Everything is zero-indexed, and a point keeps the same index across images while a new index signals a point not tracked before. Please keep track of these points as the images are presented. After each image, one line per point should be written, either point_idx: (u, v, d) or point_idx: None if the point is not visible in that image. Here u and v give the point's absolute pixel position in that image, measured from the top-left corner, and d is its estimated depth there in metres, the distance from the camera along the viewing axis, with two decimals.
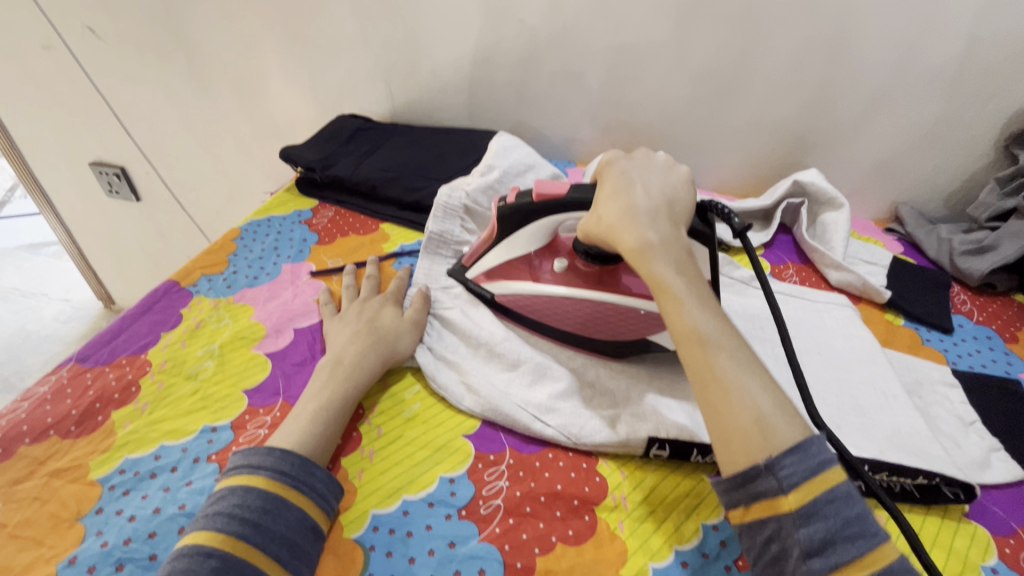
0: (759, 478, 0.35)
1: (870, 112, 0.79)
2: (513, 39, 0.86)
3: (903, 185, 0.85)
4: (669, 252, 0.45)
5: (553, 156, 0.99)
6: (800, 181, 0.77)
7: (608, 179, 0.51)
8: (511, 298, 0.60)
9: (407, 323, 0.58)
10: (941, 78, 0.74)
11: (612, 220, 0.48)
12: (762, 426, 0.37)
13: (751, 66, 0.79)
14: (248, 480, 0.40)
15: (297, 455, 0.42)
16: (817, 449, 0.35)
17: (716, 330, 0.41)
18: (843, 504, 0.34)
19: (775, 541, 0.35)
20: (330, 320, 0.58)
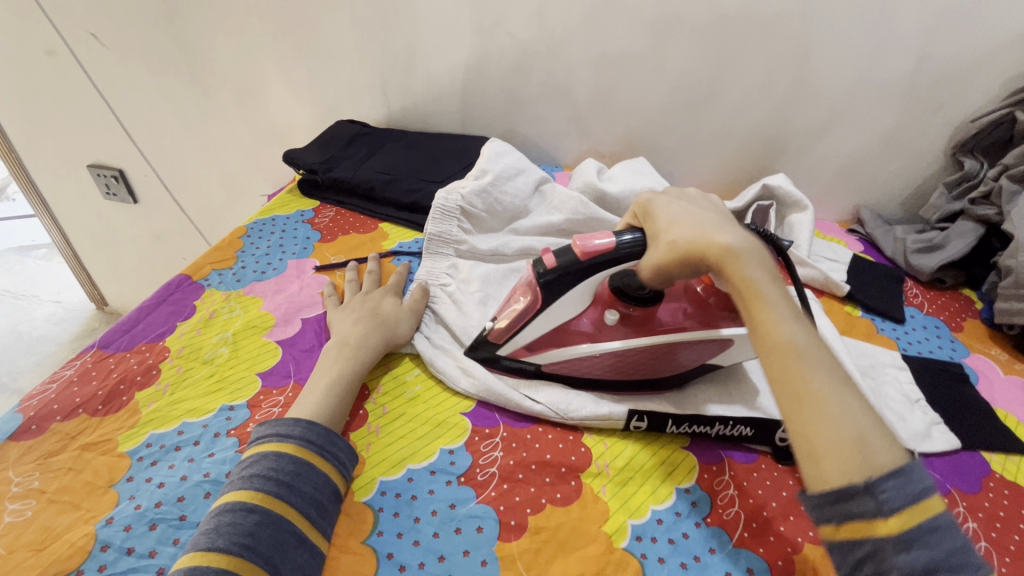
0: (856, 499, 0.34)
1: (831, 122, 0.87)
2: (504, 51, 0.92)
3: (863, 189, 0.92)
4: (759, 261, 0.44)
5: (541, 161, 1.05)
6: (769, 185, 0.84)
7: (668, 198, 0.52)
8: (568, 360, 0.57)
9: (407, 311, 0.62)
10: (893, 92, 0.82)
11: (689, 229, 0.47)
12: (863, 444, 0.36)
13: (723, 79, 0.86)
14: (279, 447, 0.44)
15: (322, 427, 0.46)
16: (920, 475, 0.34)
17: (811, 344, 0.40)
18: (949, 535, 0.33)
19: (869, 564, 0.34)
20: (334, 310, 0.62)
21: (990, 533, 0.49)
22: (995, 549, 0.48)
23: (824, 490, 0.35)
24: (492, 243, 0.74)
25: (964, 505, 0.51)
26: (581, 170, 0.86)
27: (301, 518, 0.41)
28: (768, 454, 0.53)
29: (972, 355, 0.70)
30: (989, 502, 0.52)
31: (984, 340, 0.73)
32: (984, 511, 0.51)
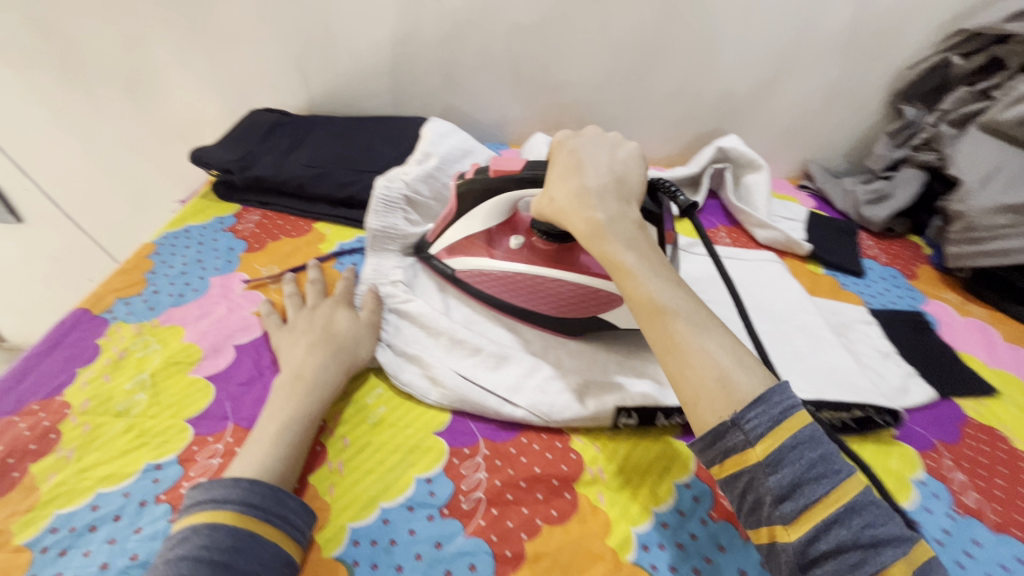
0: (727, 435, 0.37)
1: (777, 79, 0.85)
2: (433, 18, 0.83)
3: (810, 145, 0.92)
4: (619, 228, 0.47)
5: (484, 139, 0.98)
6: (722, 148, 0.81)
7: (560, 158, 0.52)
8: (471, 273, 0.61)
9: (365, 323, 0.55)
10: (835, 44, 0.80)
11: (564, 194, 0.50)
12: (723, 381, 0.38)
13: (668, 39, 0.82)
14: (214, 518, 0.36)
15: (267, 486, 0.39)
16: (779, 398, 0.37)
17: (672, 296, 0.43)
18: (807, 448, 0.35)
19: (750, 493, 0.36)
20: (279, 330, 0.54)
21: (976, 482, 0.49)
22: (984, 499, 0.48)
23: (701, 434, 0.38)
24: None
25: (949, 456, 0.52)
26: (530, 146, 0.81)
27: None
28: None
29: (930, 302, 0.71)
30: (970, 449, 0.52)
31: (939, 286, 0.74)
32: (968, 460, 0.51)
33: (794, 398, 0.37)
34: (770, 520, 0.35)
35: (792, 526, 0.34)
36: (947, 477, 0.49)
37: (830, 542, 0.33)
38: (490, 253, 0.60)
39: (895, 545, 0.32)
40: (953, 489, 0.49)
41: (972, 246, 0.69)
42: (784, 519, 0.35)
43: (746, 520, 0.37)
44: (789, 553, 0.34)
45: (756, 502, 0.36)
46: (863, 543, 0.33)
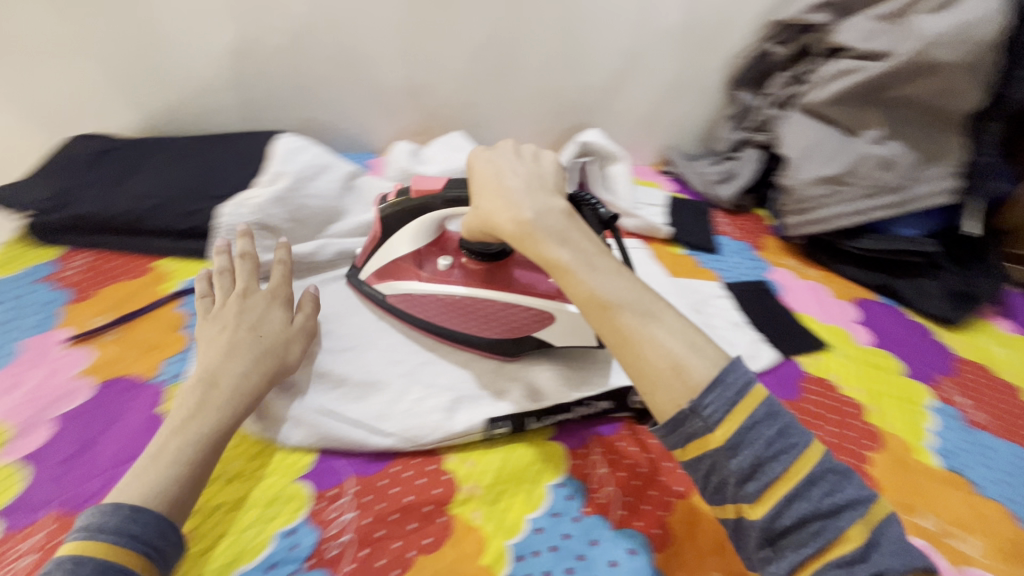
0: (687, 421, 0.38)
1: (627, 73, 0.89)
2: (273, 26, 0.77)
3: (667, 133, 0.98)
4: (548, 226, 0.46)
5: (351, 150, 0.93)
6: (584, 144, 0.84)
7: (475, 170, 0.51)
8: (407, 298, 0.59)
9: (296, 329, 0.53)
10: (672, 36, 0.86)
11: (490, 201, 0.49)
12: (677, 369, 0.39)
13: (520, 38, 0.83)
14: (82, 549, 0.34)
15: (153, 515, 0.37)
16: (732, 378, 0.38)
17: (613, 289, 0.43)
18: (763, 426, 0.37)
19: (714, 474, 0.38)
20: (204, 321, 0.51)
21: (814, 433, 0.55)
22: None
23: (664, 424, 0.39)
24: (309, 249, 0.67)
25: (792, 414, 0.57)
26: (393, 155, 0.78)
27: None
28: (630, 419, 0.54)
29: (774, 270, 0.78)
30: (808, 403, 0.58)
31: (782, 254, 0.82)
32: (807, 414, 0.57)
33: (748, 374, 0.39)
34: (735, 498, 0.37)
35: (757, 505, 0.36)
36: None
37: (793, 516, 0.35)
38: (422, 277, 0.58)
39: (852, 508, 0.35)
40: None
41: (802, 217, 0.77)
42: (748, 497, 0.37)
43: (711, 497, 0.39)
44: (757, 530, 0.36)
45: (721, 483, 0.38)
46: (824, 512, 0.35)
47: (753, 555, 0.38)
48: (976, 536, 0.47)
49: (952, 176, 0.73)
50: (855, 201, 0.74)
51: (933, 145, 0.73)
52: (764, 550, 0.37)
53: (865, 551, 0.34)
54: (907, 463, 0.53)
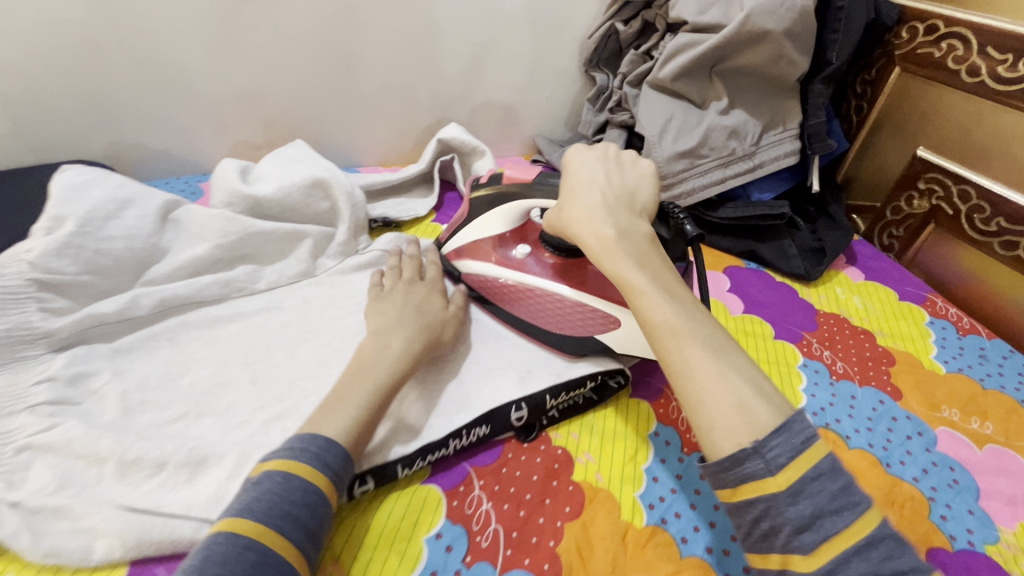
0: (747, 460, 0.34)
1: (482, 60, 0.84)
2: (30, 33, 0.61)
3: (534, 119, 0.95)
4: (630, 241, 0.46)
5: (180, 174, 0.79)
6: (442, 140, 0.80)
7: (571, 174, 0.52)
8: (482, 281, 0.61)
9: (451, 314, 0.56)
10: (521, 19, 0.82)
11: (579, 207, 0.49)
12: (743, 408, 0.35)
13: (357, 30, 0.75)
14: (286, 466, 0.38)
15: (339, 448, 0.40)
16: (801, 426, 0.34)
17: (685, 316, 0.40)
18: (828, 479, 0.33)
19: (765, 519, 0.34)
20: (375, 299, 0.55)
21: None
22: None
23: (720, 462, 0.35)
24: (121, 301, 0.53)
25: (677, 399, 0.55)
26: (219, 175, 0.65)
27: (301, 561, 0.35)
28: (513, 438, 0.50)
29: None
30: None
31: None
32: None
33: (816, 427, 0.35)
34: (784, 548, 0.33)
35: (811, 556, 0.32)
36: (674, 419, 0.53)
37: None
38: (497, 261, 0.60)
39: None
40: (681, 429, 0.52)
41: (665, 193, 0.76)
42: (801, 549, 0.32)
43: (756, 545, 0.35)
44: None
45: (769, 530, 0.33)
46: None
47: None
48: None
49: (794, 138, 0.77)
50: (711, 171, 0.75)
51: (777, 107, 0.76)
52: None
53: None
54: None
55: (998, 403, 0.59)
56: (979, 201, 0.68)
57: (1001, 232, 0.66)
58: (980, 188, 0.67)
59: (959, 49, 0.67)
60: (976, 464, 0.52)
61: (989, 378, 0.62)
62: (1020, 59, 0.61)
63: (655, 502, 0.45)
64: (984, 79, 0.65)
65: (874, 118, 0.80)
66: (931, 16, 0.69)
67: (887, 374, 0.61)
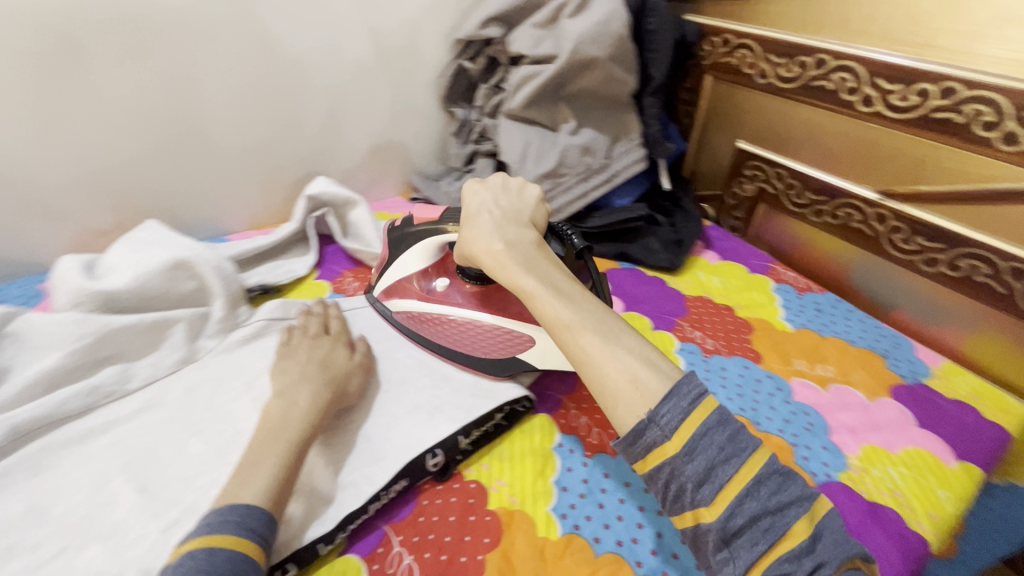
0: (646, 433, 0.39)
1: (341, 112, 0.85)
2: None
3: (405, 159, 0.97)
4: (519, 254, 0.51)
5: (15, 276, 0.71)
6: (311, 196, 0.80)
7: (467, 203, 0.58)
8: (409, 315, 0.65)
9: (357, 364, 0.56)
10: (371, 68, 0.85)
11: (474, 233, 0.55)
12: (635, 380, 0.41)
13: (200, 100, 0.73)
14: (210, 541, 0.37)
15: (265, 512, 0.41)
16: (687, 389, 0.39)
17: (574, 309, 0.46)
18: (715, 432, 0.38)
19: (673, 482, 0.38)
20: (281, 354, 0.55)
21: (595, 416, 0.57)
22: (603, 428, 0.55)
23: (624, 435, 0.39)
24: None
25: (575, 407, 0.58)
26: (58, 276, 0.59)
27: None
28: (427, 483, 0.50)
29: None
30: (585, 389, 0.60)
31: None
32: (587, 401, 0.59)
33: (701, 384, 0.40)
34: (693, 505, 0.37)
35: (712, 506, 0.36)
36: (576, 427, 0.55)
37: (745, 515, 0.35)
38: (421, 296, 0.65)
39: (797, 505, 0.36)
40: (583, 435, 0.55)
41: None
42: (704, 500, 0.37)
43: (672, 507, 0.39)
44: (714, 532, 0.36)
45: (679, 490, 0.38)
46: (772, 509, 0.36)
47: (710, 560, 0.37)
48: None
49: (640, 146, 0.85)
50: (573, 187, 0.82)
51: (616, 123, 0.85)
52: (721, 555, 0.36)
53: (809, 544, 0.35)
54: None
55: (834, 347, 0.69)
56: (791, 179, 0.80)
57: (812, 203, 0.78)
58: (789, 168, 0.79)
59: (747, 56, 0.80)
60: (822, 403, 0.61)
61: (826, 327, 0.72)
62: (792, 61, 0.74)
63: (568, 510, 0.48)
64: (771, 80, 0.78)
65: (702, 119, 0.91)
66: (723, 30, 0.82)
67: (747, 341, 0.70)
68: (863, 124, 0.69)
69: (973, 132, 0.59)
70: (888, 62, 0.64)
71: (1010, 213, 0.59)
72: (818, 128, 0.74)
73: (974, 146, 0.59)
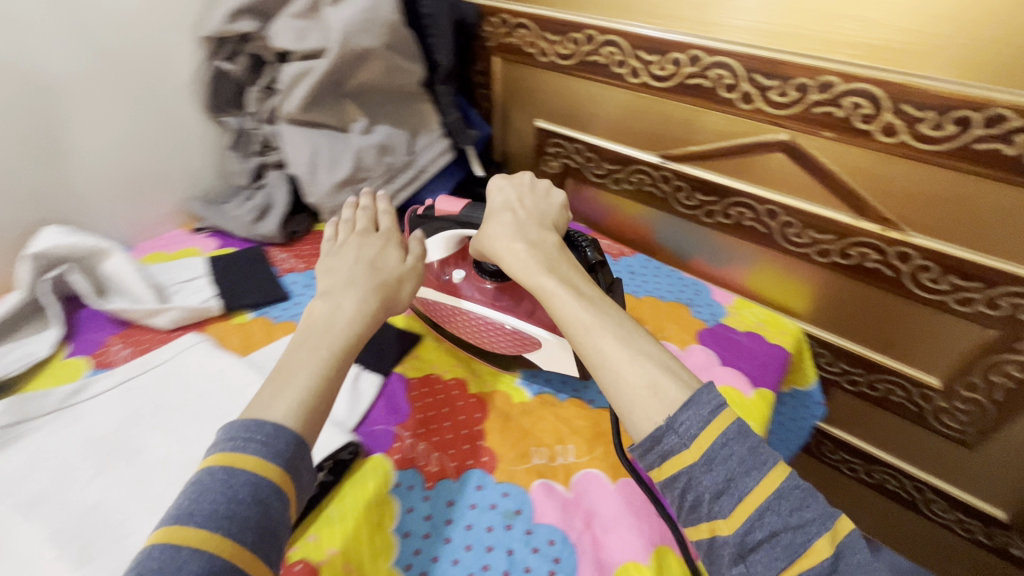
0: (664, 438, 0.40)
1: (64, 138, 0.68)
2: None
3: (178, 184, 0.82)
4: (541, 254, 0.52)
5: None
6: (34, 256, 0.62)
7: (493, 197, 0.60)
8: (425, 304, 0.63)
9: (409, 268, 0.57)
10: (92, 79, 0.68)
11: (496, 230, 0.55)
12: (654, 388, 0.42)
13: None
14: (229, 463, 0.37)
15: (292, 435, 0.40)
16: (708, 399, 0.41)
17: (597, 314, 0.47)
18: (736, 443, 0.40)
19: (690, 491, 0.40)
20: (327, 256, 0.56)
21: (432, 440, 0.53)
22: (442, 453, 0.52)
23: (643, 441, 0.41)
24: None
25: (410, 435, 0.54)
26: None
27: (248, 557, 0.34)
28: None
29: None
30: (419, 411, 0.56)
31: None
32: (422, 425, 0.55)
33: (720, 397, 0.42)
34: (710, 517, 0.39)
35: (731, 518, 0.38)
36: (414, 459, 0.51)
37: (766, 531, 0.38)
38: (436, 285, 0.62)
39: (818, 522, 0.38)
40: (422, 466, 0.51)
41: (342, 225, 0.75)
42: (722, 513, 0.39)
43: (686, 518, 0.41)
44: (732, 545, 0.38)
45: (697, 501, 0.39)
46: (792, 525, 0.38)
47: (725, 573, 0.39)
48: (571, 440, 0.54)
49: (442, 137, 0.82)
50: (379, 190, 0.76)
51: (411, 115, 0.80)
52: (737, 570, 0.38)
53: (832, 563, 0.37)
54: (505, 414, 0.57)
55: (648, 306, 0.73)
56: (589, 153, 0.83)
57: (609, 172, 0.82)
58: (585, 142, 0.82)
59: (526, 35, 0.80)
60: None
61: (640, 287, 0.77)
62: (566, 38, 0.75)
63: (413, 559, 0.44)
64: (552, 58, 0.79)
65: (500, 100, 0.90)
66: (498, 10, 0.80)
67: None
68: (636, 95, 0.73)
69: (720, 94, 0.65)
70: (643, 35, 0.68)
71: (759, 163, 0.67)
72: (601, 101, 0.77)
73: (723, 107, 0.66)
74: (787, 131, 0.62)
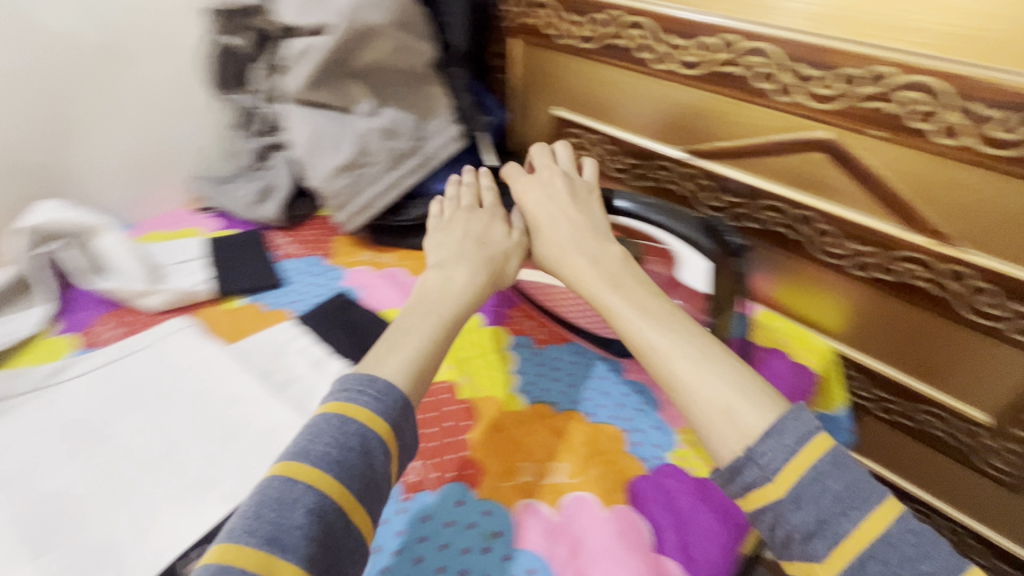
0: (744, 469, 0.37)
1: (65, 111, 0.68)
2: None
3: (183, 163, 0.80)
4: (606, 273, 0.53)
5: None
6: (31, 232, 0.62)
7: (528, 197, 0.63)
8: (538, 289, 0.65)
9: (516, 242, 0.62)
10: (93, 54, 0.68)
11: (552, 239, 0.59)
12: (728, 413, 0.40)
13: None
14: (346, 410, 0.40)
15: (400, 395, 0.42)
16: (795, 425, 0.37)
17: (665, 336, 0.46)
18: (829, 478, 0.35)
19: (779, 527, 0.36)
20: (440, 228, 0.62)
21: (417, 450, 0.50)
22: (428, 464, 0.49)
23: (722, 470, 0.38)
24: None
25: None
26: None
27: (352, 505, 0.36)
28: None
29: (350, 273, 0.72)
30: None
31: (355, 250, 0.76)
32: None
33: (812, 423, 0.37)
34: (804, 555, 0.35)
35: (827, 562, 0.34)
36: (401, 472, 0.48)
37: None
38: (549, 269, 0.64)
39: None
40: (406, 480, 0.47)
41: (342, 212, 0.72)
42: (817, 556, 0.34)
43: (779, 551, 0.37)
44: None
45: (786, 538, 0.36)
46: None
47: None
48: (563, 458, 0.50)
49: (451, 121, 0.76)
50: (382, 175, 0.72)
51: (422, 97, 0.75)
52: None
53: None
54: (498, 424, 0.52)
55: None
56: (608, 146, 0.77)
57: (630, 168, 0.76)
58: (602, 134, 0.76)
59: (546, 16, 0.74)
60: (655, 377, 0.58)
61: None
62: (586, 20, 0.70)
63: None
64: (571, 41, 0.73)
65: (518, 86, 0.85)
66: None
67: None
68: (663, 82, 0.67)
69: (753, 84, 0.59)
70: (675, 16, 0.61)
71: (791, 162, 0.61)
72: (623, 89, 0.71)
73: (756, 99, 0.59)
74: (827, 128, 0.56)
